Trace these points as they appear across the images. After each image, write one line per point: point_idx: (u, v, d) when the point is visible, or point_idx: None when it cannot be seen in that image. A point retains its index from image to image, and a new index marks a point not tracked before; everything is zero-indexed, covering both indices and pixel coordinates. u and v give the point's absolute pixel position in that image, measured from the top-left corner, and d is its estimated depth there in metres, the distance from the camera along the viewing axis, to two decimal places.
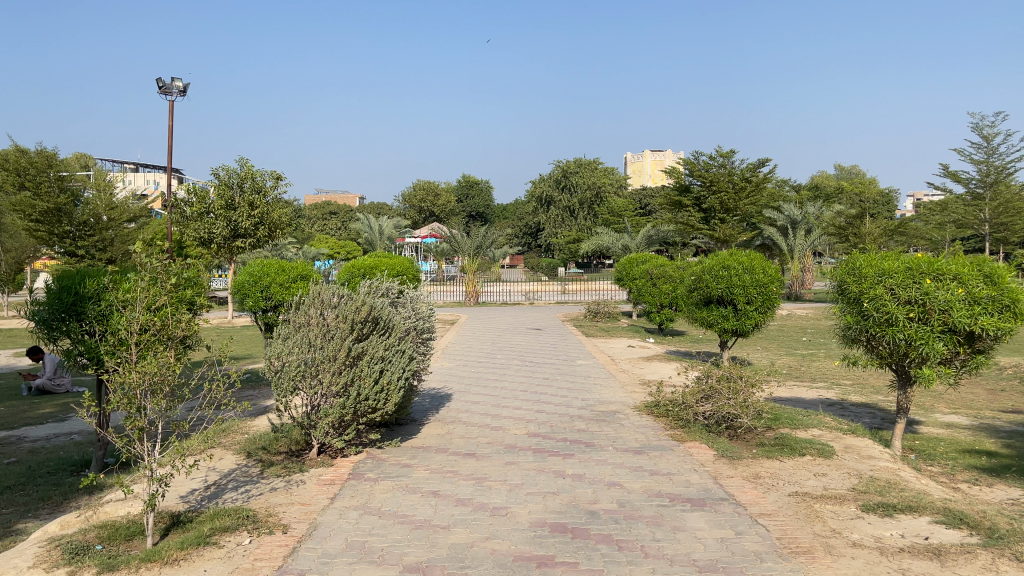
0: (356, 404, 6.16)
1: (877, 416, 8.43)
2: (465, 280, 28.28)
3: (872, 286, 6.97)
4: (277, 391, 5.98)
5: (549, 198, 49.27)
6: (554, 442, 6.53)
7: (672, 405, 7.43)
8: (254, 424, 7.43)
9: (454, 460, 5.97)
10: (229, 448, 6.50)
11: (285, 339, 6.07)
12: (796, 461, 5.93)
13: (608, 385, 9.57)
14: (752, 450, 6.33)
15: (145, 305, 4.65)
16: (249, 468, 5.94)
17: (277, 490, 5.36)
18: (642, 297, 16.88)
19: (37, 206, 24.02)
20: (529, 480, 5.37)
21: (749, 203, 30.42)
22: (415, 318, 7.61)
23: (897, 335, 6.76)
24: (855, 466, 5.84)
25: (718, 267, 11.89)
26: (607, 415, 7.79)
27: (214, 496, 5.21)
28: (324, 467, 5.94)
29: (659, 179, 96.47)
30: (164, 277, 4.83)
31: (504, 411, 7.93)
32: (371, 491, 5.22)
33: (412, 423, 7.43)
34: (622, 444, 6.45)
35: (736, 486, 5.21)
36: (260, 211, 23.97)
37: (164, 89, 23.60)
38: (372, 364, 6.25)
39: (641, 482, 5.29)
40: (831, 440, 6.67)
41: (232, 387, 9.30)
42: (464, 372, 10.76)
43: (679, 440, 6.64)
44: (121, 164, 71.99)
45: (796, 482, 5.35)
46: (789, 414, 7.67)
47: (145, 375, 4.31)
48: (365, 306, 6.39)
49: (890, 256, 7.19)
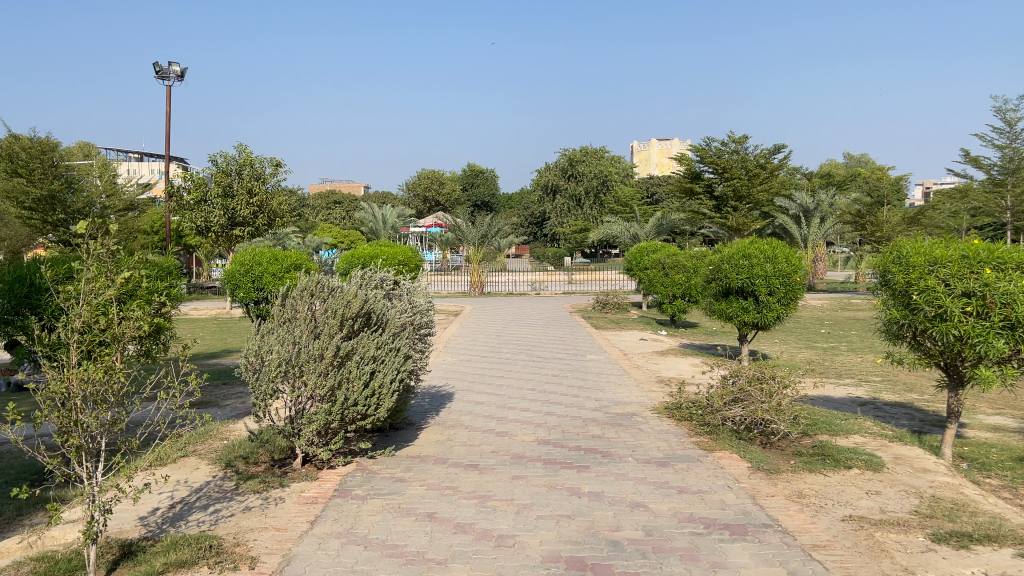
0: (344, 410, 5.43)
1: (917, 419, 7.71)
2: (470, 270, 27.64)
3: (922, 277, 6.22)
4: (254, 395, 5.27)
5: (555, 186, 48.53)
6: (567, 451, 5.82)
7: (697, 408, 6.72)
8: (235, 428, 6.74)
9: (454, 474, 5.27)
10: (203, 458, 5.78)
11: (264, 336, 5.37)
12: (842, 476, 5.21)
13: (624, 384, 8.85)
14: (790, 461, 5.62)
15: (88, 299, 3.72)
16: (223, 481, 5.23)
17: (250, 510, 4.65)
18: (653, 288, 16.11)
19: (30, 194, 23.27)
20: (539, 500, 4.66)
21: (762, 190, 29.48)
22: (412, 311, 6.92)
23: (951, 332, 6.01)
24: (911, 482, 5.11)
25: (738, 256, 11.05)
26: (623, 418, 7.08)
27: (177, 518, 4.52)
28: (307, 481, 5.24)
29: (666, 168, 95.47)
30: (113, 269, 3.90)
31: (510, 414, 7.22)
32: (357, 513, 4.53)
33: (410, 428, 6.73)
34: (644, 454, 5.74)
35: (779, 509, 4.49)
36: (259, 198, 23.25)
37: (161, 71, 22.97)
38: (362, 365, 5.54)
39: (670, 503, 4.58)
40: (878, 450, 5.94)
41: (194, 399, 8.28)
42: (466, 368, 10.07)
43: (706, 449, 5.92)
44: (124, 153, 71.17)
45: (848, 503, 4.64)
46: (824, 417, 6.95)
47: (82, 385, 3.53)
48: (357, 299, 5.70)
49: (940, 244, 6.46)
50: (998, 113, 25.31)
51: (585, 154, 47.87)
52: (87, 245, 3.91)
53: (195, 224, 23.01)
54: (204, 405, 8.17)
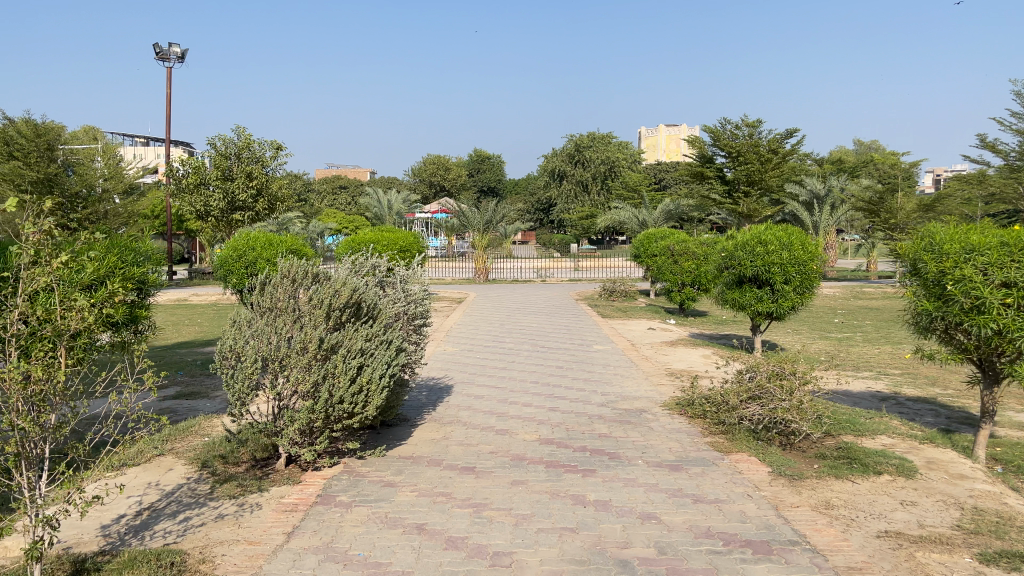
0: (328, 408, 4.98)
1: (943, 416, 7.26)
2: (474, 256, 27.25)
3: (958, 266, 5.72)
4: (232, 392, 4.85)
5: (561, 172, 47.92)
6: (571, 453, 5.39)
7: (711, 405, 6.29)
8: (218, 423, 6.35)
9: (448, 478, 4.85)
10: (180, 457, 5.36)
11: (242, 329, 4.95)
12: (873, 483, 4.76)
13: (632, 377, 8.40)
14: (813, 466, 5.17)
15: (24, 290, 3.21)
16: (198, 484, 4.80)
17: (223, 519, 4.24)
18: (661, 275, 15.58)
19: (26, 176, 22.74)
20: (540, 510, 4.22)
21: (774, 176, 28.81)
22: (405, 301, 6.50)
23: (989, 325, 5.49)
24: (950, 491, 4.65)
25: (753, 243, 10.57)
26: (631, 415, 6.64)
27: (143, 527, 4.10)
28: (288, 485, 4.81)
29: (674, 153, 94.76)
30: (51, 256, 3.36)
31: (512, 409, 6.79)
32: (339, 525, 4.11)
33: (404, 424, 6.31)
34: (654, 455, 5.31)
35: (806, 522, 4.05)
36: (258, 182, 22.83)
37: (160, 51, 22.56)
38: (349, 359, 5.08)
39: (684, 514, 4.15)
40: (909, 453, 5.50)
41: (154, 399, 7.49)
42: (467, 359, 9.65)
43: (721, 450, 5.49)
44: (128, 137, 70.89)
45: (882, 515, 4.19)
46: (847, 415, 6.50)
47: (16, 388, 3.07)
48: (344, 288, 5.27)
49: (976, 230, 5.95)
50: (1019, 97, 24.40)
51: (592, 140, 46.92)
52: (21, 231, 3.37)
53: (194, 208, 22.62)
54: (188, 396, 7.79)
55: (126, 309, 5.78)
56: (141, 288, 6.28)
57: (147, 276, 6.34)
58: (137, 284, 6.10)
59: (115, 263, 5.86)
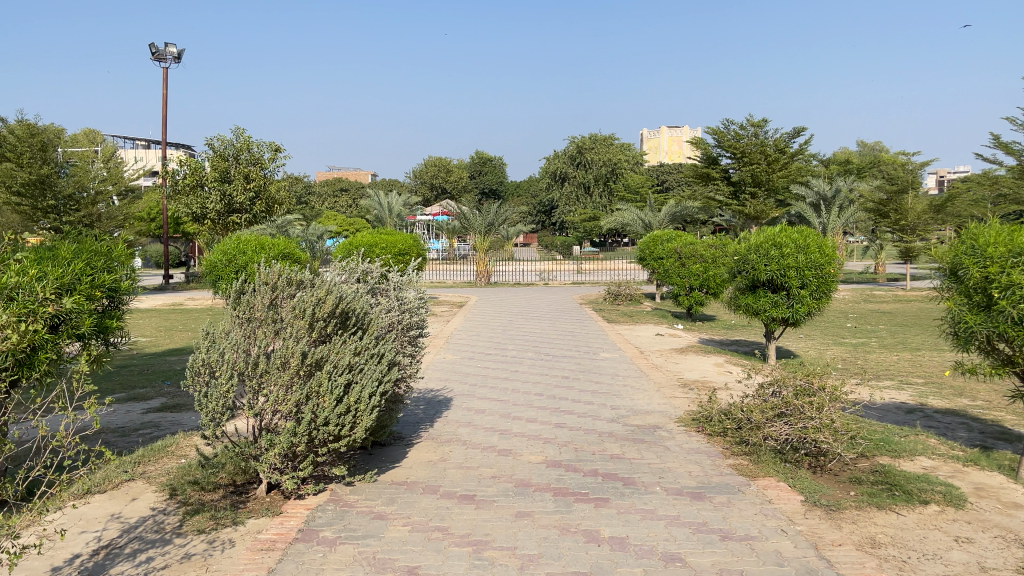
0: (312, 431, 4.47)
1: (977, 430, 6.75)
2: (475, 260, 26.87)
3: (1004, 271, 5.21)
4: (204, 413, 4.34)
5: (564, 174, 47.45)
6: (581, 478, 4.89)
7: (732, 422, 5.81)
8: (195, 443, 5.85)
9: (446, 509, 4.35)
10: (151, 482, 4.89)
11: (217, 341, 4.46)
12: (919, 515, 4.26)
13: (643, 389, 7.88)
14: (849, 493, 4.67)
15: None
16: (166, 517, 4.31)
17: (189, 560, 3.74)
18: (669, 278, 15.08)
19: (17, 177, 22.29)
20: (549, 550, 3.72)
21: (782, 176, 28.23)
22: (399, 310, 6.00)
23: None
24: (1007, 523, 4.16)
25: (767, 245, 10.02)
26: (644, 432, 6.13)
27: (97, 571, 3.61)
28: (267, 517, 4.31)
29: (676, 155, 94.29)
30: None
31: (515, 426, 6.28)
32: (320, 567, 3.61)
33: (397, 444, 5.81)
34: (673, 481, 4.81)
35: (851, 566, 3.55)
36: (256, 184, 22.34)
37: (156, 51, 22.16)
38: (335, 377, 4.57)
39: (712, 555, 3.65)
40: (953, 478, 5.00)
41: (139, 415, 7.04)
42: (469, 368, 9.16)
43: (747, 475, 5.00)
44: (128, 138, 71.06)
45: (935, 555, 3.70)
46: (880, 433, 5.98)
47: None
48: (331, 296, 4.78)
49: (1019, 230, 5.45)
50: None
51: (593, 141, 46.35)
52: None
53: (190, 210, 22.18)
54: (173, 409, 7.30)
55: (92, 320, 5.23)
56: (110, 296, 5.59)
57: (122, 282, 5.72)
58: (107, 292, 5.52)
59: (81, 270, 5.27)
